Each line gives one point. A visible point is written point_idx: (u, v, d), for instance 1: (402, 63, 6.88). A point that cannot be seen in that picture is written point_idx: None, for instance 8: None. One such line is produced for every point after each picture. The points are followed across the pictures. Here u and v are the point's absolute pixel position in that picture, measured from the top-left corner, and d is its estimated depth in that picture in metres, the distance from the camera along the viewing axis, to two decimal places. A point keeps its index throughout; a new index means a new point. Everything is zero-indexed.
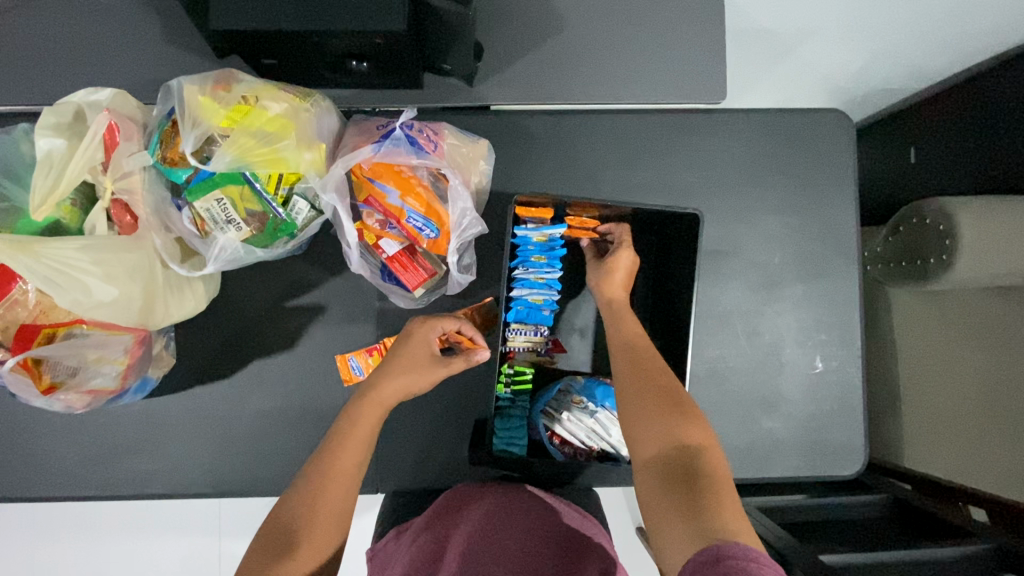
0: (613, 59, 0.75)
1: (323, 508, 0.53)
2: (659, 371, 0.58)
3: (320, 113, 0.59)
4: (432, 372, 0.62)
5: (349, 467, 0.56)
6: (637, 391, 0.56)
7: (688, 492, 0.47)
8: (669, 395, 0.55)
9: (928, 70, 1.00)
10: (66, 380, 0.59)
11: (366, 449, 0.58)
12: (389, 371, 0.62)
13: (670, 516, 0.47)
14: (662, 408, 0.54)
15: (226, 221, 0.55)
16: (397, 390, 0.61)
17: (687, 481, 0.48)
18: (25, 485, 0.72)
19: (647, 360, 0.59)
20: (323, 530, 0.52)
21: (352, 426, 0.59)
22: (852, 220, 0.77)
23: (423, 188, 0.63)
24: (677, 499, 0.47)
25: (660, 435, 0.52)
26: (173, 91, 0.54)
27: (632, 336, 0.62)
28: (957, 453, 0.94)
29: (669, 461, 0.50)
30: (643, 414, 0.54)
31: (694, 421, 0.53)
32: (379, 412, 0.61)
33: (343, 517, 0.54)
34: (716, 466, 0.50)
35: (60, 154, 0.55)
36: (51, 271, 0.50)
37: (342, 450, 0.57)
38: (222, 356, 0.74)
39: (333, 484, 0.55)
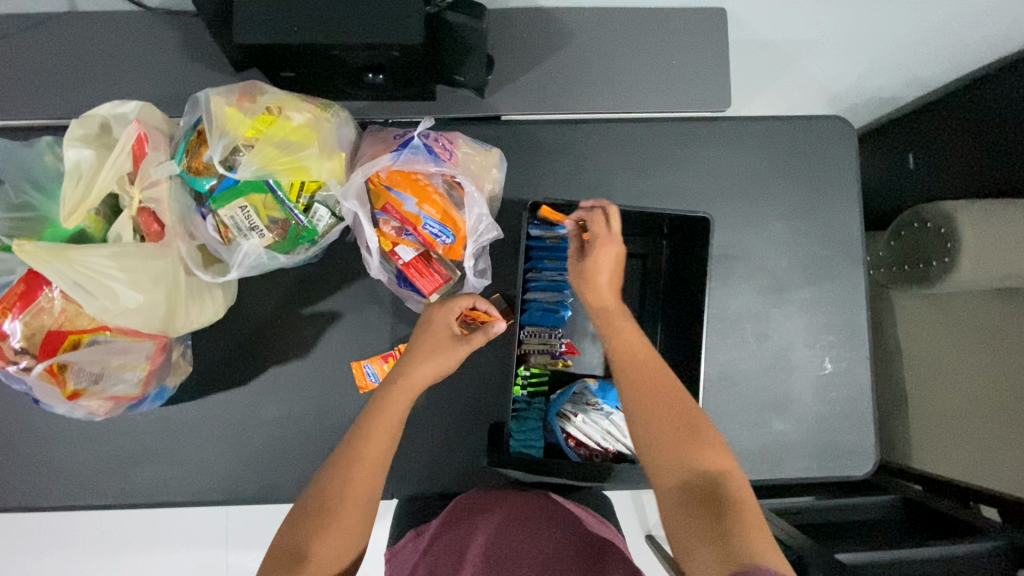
0: (621, 70, 0.77)
1: (348, 501, 0.55)
2: (671, 390, 0.59)
3: (339, 123, 0.61)
4: (457, 353, 0.64)
5: (375, 457, 0.58)
6: (653, 417, 0.57)
7: (716, 517, 0.49)
8: (685, 419, 0.57)
9: (925, 79, 1.03)
10: (89, 387, 0.59)
11: (393, 435, 0.60)
12: (417, 358, 0.64)
13: (702, 543, 0.49)
14: (679, 434, 0.55)
15: (249, 228, 0.57)
16: (426, 377, 0.63)
17: (714, 505, 0.50)
18: (41, 495, 0.72)
19: (658, 377, 0.59)
20: (351, 516, 0.54)
21: (380, 412, 0.60)
22: (856, 224, 0.79)
23: (439, 196, 0.65)
24: (706, 526, 0.49)
25: (679, 460, 0.54)
26: (200, 102, 0.56)
27: (638, 348, 0.62)
28: (966, 455, 0.95)
29: (692, 488, 0.52)
30: (662, 441, 0.55)
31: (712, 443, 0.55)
32: (407, 396, 0.62)
33: (369, 506, 0.56)
34: (737, 485, 0.52)
35: (88, 165, 0.56)
36: (81, 277, 0.51)
37: (369, 438, 0.58)
38: (239, 363, 0.75)
39: (359, 475, 0.56)
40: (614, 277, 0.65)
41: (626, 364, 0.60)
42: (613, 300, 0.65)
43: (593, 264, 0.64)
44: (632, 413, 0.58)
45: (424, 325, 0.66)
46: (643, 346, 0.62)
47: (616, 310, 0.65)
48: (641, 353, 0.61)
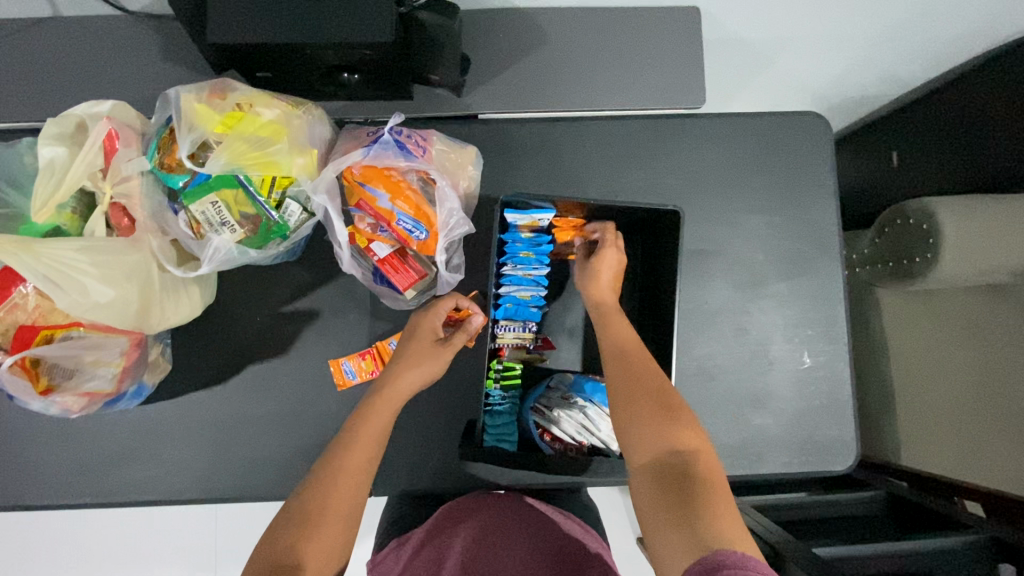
0: (595, 68, 0.78)
1: (331, 511, 0.54)
2: (651, 371, 0.58)
3: (311, 120, 0.62)
4: (443, 358, 0.65)
5: (360, 468, 0.58)
6: (632, 400, 0.56)
7: (683, 500, 0.48)
8: (667, 403, 0.56)
9: (904, 76, 1.04)
10: (61, 383, 0.60)
11: (377, 445, 0.61)
12: (402, 363, 0.64)
13: (668, 524, 0.48)
14: (660, 421, 0.54)
15: (221, 223, 0.57)
16: (410, 382, 0.64)
17: (684, 489, 0.49)
18: (19, 496, 0.72)
19: (638, 361, 0.59)
20: (333, 526, 0.53)
21: (365, 422, 0.61)
22: (833, 218, 0.79)
23: (412, 191, 0.65)
24: (674, 506, 0.48)
25: (654, 439, 0.53)
26: (169, 98, 0.56)
27: (623, 335, 0.62)
28: (953, 454, 0.94)
29: (665, 471, 0.51)
30: (639, 424, 0.55)
31: (688, 424, 0.54)
32: (391, 408, 0.63)
33: (348, 520, 0.55)
34: (711, 472, 0.51)
35: (62, 162, 0.57)
36: (51, 271, 0.52)
37: (353, 450, 0.59)
38: (217, 362, 0.75)
39: (344, 485, 0.56)
40: (616, 277, 0.67)
41: (612, 352, 0.61)
42: (608, 300, 0.66)
43: (597, 264, 0.66)
44: (615, 396, 0.58)
45: (410, 332, 0.66)
46: (631, 338, 0.62)
47: (615, 306, 0.66)
48: (629, 344, 0.61)
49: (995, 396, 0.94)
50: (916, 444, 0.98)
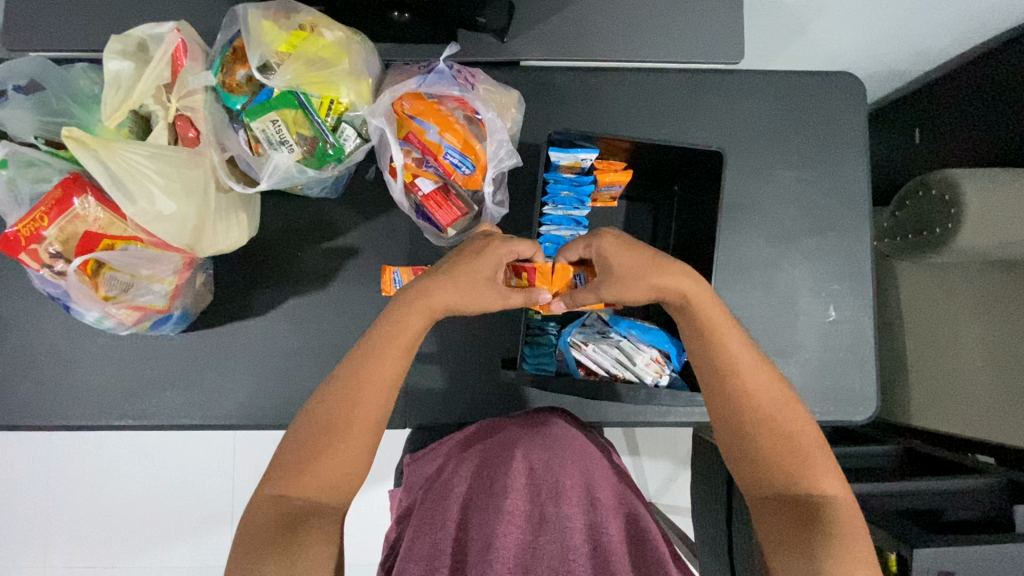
0: (639, 19, 0.79)
1: (327, 462, 0.58)
2: (760, 399, 0.61)
3: (366, 51, 0.64)
4: (484, 297, 0.61)
5: (363, 423, 0.59)
6: (756, 441, 0.61)
7: (810, 540, 0.56)
8: (792, 442, 0.60)
9: (931, 51, 1.05)
10: (119, 295, 0.61)
11: (404, 360, 0.61)
12: (442, 279, 0.61)
13: (792, 553, 0.57)
14: (786, 464, 0.59)
15: (280, 142, 0.59)
16: (443, 303, 0.61)
17: (810, 530, 0.57)
18: (63, 415, 0.74)
19: (750, 383, 0.61)
20: (355, 442, 0.59)
21: (395, 331, 0.60)
22: (864, 177, 0.81)
23: (460, 126, 0.66)
24: (794, 531, 0.57)
25: (771, 475, 0.60)
26: (237, 16, 0.58)
27: (730, 354, 0.62)
28: (967, 418, 0.96)
29: (786, 505, 0.59)
30: (765, 463, 0.60)
31: (810, 464, 0.59)
32: (419, 326, 0.61)
33: (374, 432, 0.60)
34: (841, 510, 0.58)
35: (128, 76, 0.58)
36: (118, 173, 0.53)
37: (382, 364, 0.60)
38: (258, 294, 0.77)
39: (342, 442, 0.58)
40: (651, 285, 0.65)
41: (730, 385, 0.62)
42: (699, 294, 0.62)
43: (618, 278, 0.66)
44: (726, 421, 0.62)
45: (470, 249, 0.62)
46: (750, 360, 0.62)
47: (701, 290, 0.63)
48: (747, 379, 0.61)
49: None
50: (929, 413, 1.01)
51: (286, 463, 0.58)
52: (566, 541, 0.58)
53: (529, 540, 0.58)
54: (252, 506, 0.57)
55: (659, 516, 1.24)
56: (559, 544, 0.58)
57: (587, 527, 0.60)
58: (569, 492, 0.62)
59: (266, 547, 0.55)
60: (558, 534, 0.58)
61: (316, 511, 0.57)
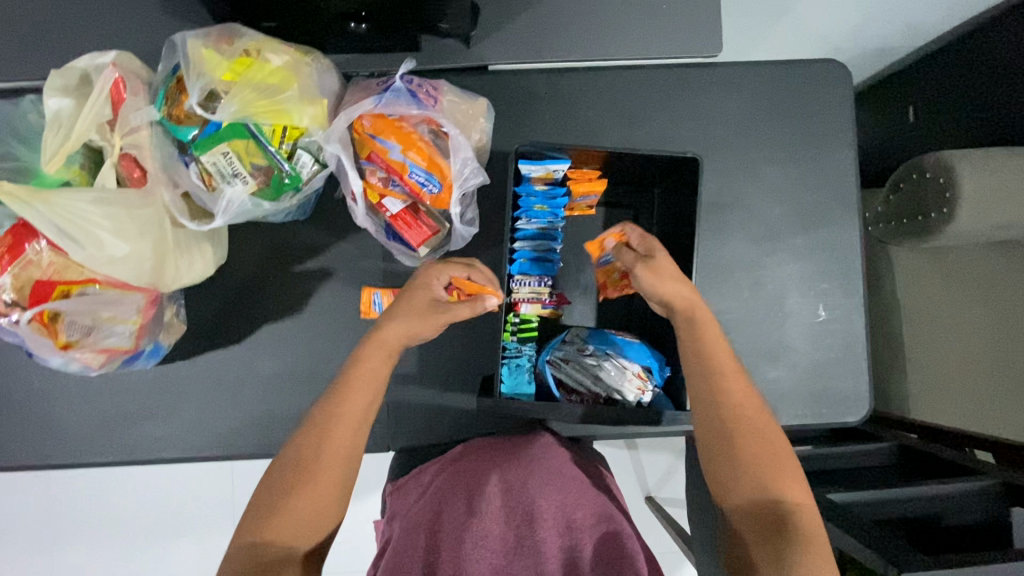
0: (610, 14, 0.75)
1: (296, 503, 0.55)
2: (743, 406, 0.60)
3: (320, 70, 0.61)
4: (434, 318, 0.60)
5: (334, 460, 0.57)
6: (733, 441, 0.58)
7: (782, 549, 0.53)
8: (768, 443, 0.58)
9: (923, 26, 1.00)
10: (81, 339, 0.59)
11: (375, 391, 0.60)
12: (391, 314, 0.61)
13: (765, 562, 0.53)
14: (761, 464, 0.57)
15: (232, 174, 0.56)
16: (394, 336, 0.60)
17: (781, 537, 0.54)
18: (42, 454, 0.74)
19: (732, 389, 0.60)
20: (325, 483, 0.56)
21: (357, 368, 0.59)
22: (852, 169, 0.78)
23: (424, 143, 0.63)
24: (769, 542, 0.54)
25: (752, 480, 0.57)
26: (176, 45, 0.55)
27: (716, 359, 0.61)
28: (962, 409, 0.95)
29: (762, 513, 0.56)
30: (743, 468, 0.58)
31: (788, 470, 0.57)
32: (378, 363, 0.60)
33: (346, 471, 0.57)
34: (808, 518, 0.55)
35: (68, 113, 0.56)
36: (63, 221, 0.51)
37: (348, 396, 0.58)
38: (231, 322, 0.75)
39: (312, 480, 0.55)
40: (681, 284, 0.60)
41: (712, 388, 0.60)
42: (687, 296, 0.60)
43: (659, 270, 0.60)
44: (706, 424, 0.60)
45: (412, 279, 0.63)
46: (731, 365, 0.61)
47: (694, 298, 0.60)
48: (729, 377, 0.60)
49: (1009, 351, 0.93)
50: (926, 402, 0.99)
51: (257, 508, 0.55)
52: (541, 565, 0.56)
53: (502, 565, 0.56)
54: (227, 556, 0.53)
55: (658, 512, 1.24)
56: (534, 569, 0.56)
57: (563, 551, 0.58)
58: (545, 515, 0.60)
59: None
60: (533, 558, 0.57)
61: (290, 559, 0.54)
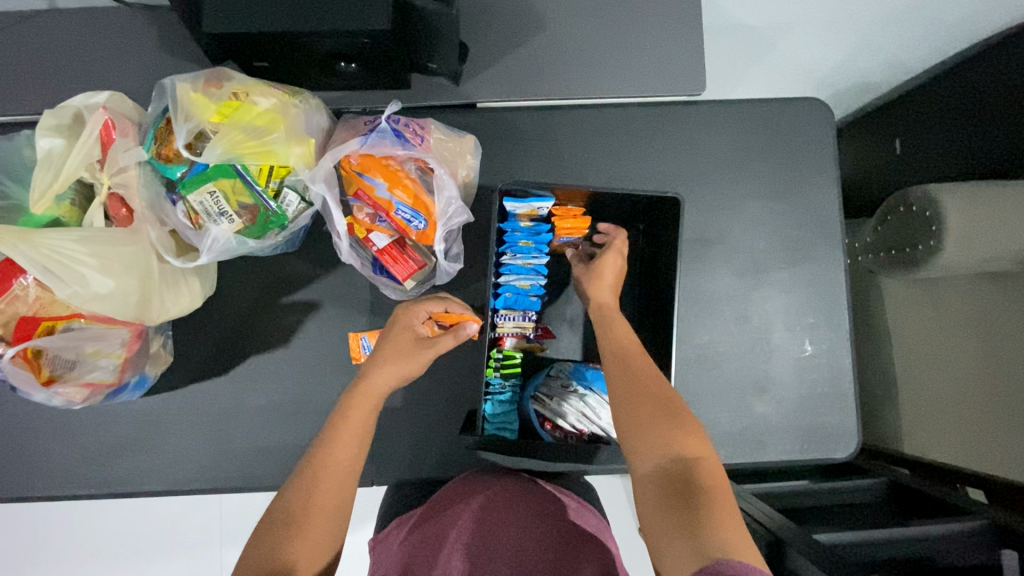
0: (594, 55, 0.77)
1: (290, 553, 0.50)
2: (649, 375, 0.57)
3: (309, 110, 0.62)
4: (420, 356, 0.62)
5: (327, 502, 0.53)
6: (634, 406, 0.55)
7: (686, 512, 0.46)
8: (668, 403, 0.55)
9: (907, 61, 1.02)
10: (64, 373, 0.60)
11: (364, 435, 0.59)
12: (376, 362, 0.62)
13: (670, 530, 0.46)
14: (661, 422, 0.53)
15: (219, 213, 0.57)
16: (385, 382, 0.61)
17: (685, 501, 0.47)
18: (24, 486, 0.73)
19: (636, 360, 0.59)
20: (321, 523, 0.52)
21: (345, 415, 0.58)
22: (835, 203, 0.79)
23: (410, 180, 0.65)
24: (673, 508, 0.47)
25: (657, 444, 0.51)
26: (167, 88, 0.57)
27: (623, 337, 0.62)
28: (959, 441, 0.94)
29: (666, 475, 0.49)
30: (640, 431, 0.53)
31: (691, 430, 0.52)
32: (368, 409, 0.59)
33: (339, 515, 0.54)
34: (715, 478, 0.49)
35: (59, 153, 0.57)
36: (48, 260, 0.52)
37: (338, 439, 0.57)
38: (218, 354, 0.75)
39: (303, 526, 0.51)
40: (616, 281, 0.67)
41: (614, 356, 0.60)
42: (609, 300, 0.66)
43: (600, 264, 0.67)
44: (614, 393, 0.57)
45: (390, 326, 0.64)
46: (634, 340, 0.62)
47: (615, 307, 0.66)
48: (626, 343, 0.61)
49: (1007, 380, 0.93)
50: (918, 433, 0.98)
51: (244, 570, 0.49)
52: None
53: None
54: None
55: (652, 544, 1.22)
56: None
57: None
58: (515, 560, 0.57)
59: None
60: None
61: None
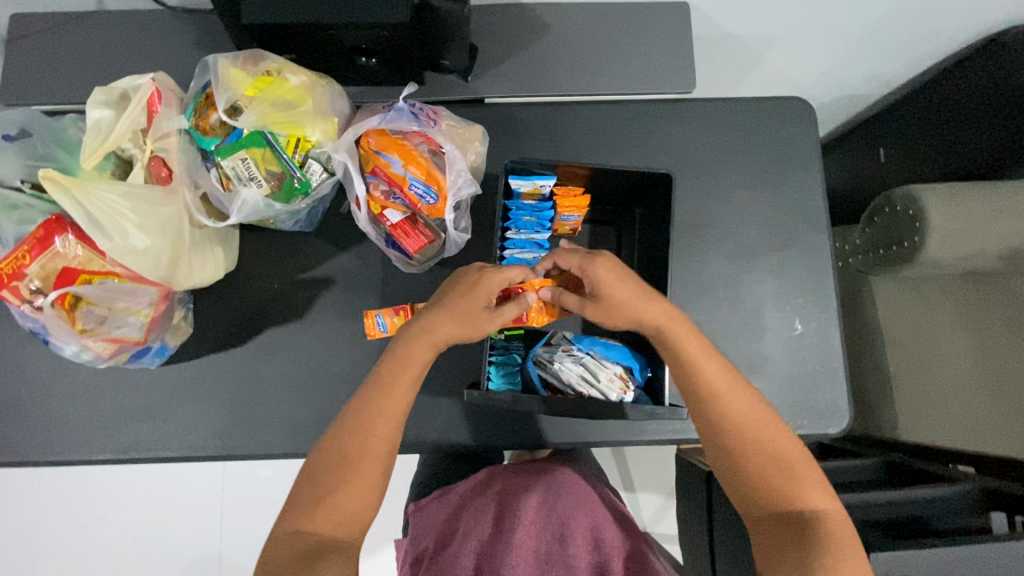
0: (592, 56, 0.84)
1: (340, 497, 0.60)
2: (756, 420, 0.63)
3: (333, 93, 0.69)
4: (485, 321, 0.66)
5: (375, 452, 0.62)
6: (744, 454, 0.62)
7: (805, 550, 0.56)
8: (777, 452, 0.62)
9: (885, 75, 1.10)
10: (94, 328, 0.64)
11: (410, 392, 0.64)
12: (444, 313, 0.65)
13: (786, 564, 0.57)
14: (773, 471, 0.61)
15: (249, 177, 0.63)
16: (449, 337, 0.65)
17: (802, 541, 0.57)
18: (41, 450, 0.76)
19: (738, 407, 0.63)
20: (370, 470, 0.61)
21: (403, 366, 0.64)
22: (819, 193, 0.84)
23: (423, 158, 0.70)
24: (787, 543, 0.58)
25: (770, 493, 0.60)
26: (209, 64, 0.63)
27: (716, 381, 0.63)
28: (955, 429, 0.97)
29: (782, 519, 0.59)
30: (758, 477, 0.61)
31: (804, 476, 0.60)
32: (425, 357, 0.65)
33: (382, 464, 0.62)
34: (833, 520, 0.59)
35: (108, 123, 0.62)
36: (95, 210, 0.57)
37: (388, 397, 0.63)
38: (235, 327, 0.79)
39: (353, 474, 0.61)
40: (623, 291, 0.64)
41: (715, 405, 0.63)
42: (663, 319, 0.64)
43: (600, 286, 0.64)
44: (719, 439, 0.63)
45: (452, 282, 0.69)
46: (733, 386, 0.64)
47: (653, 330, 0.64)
48: (723, 387, 0.63)
49: (997, 360, 0.98)
50: (917, 426, 0.99)
51: (303, 499, 0.60)
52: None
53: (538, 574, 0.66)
54: (271, 541, 0.59)
55: None
56: None
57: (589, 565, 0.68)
58: (575, 533, 0.70)
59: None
60: (565, 566, 0.67)
61: (336, 545, 0.58)
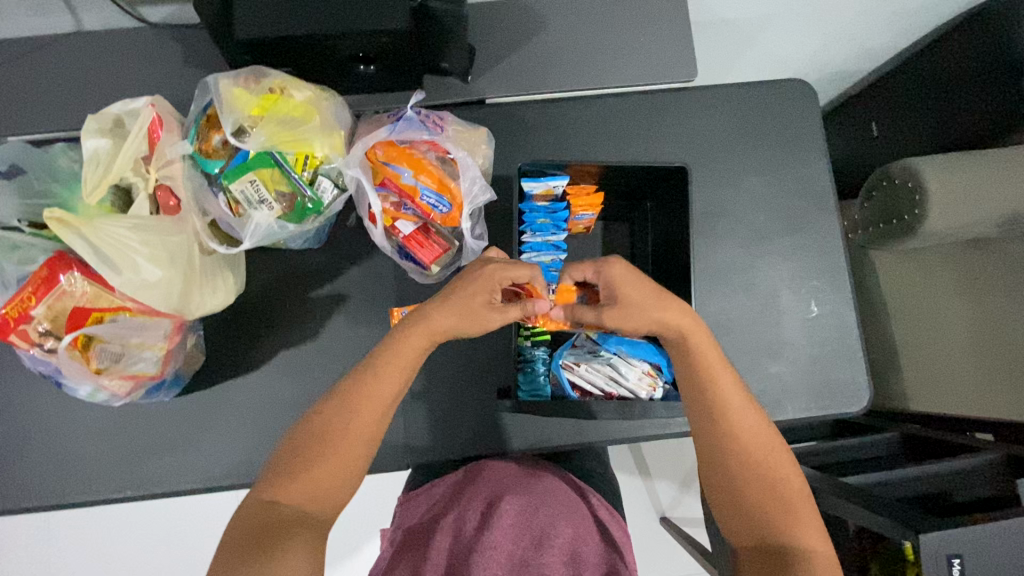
0: (592, 49, 0.83)
1: (317, 472, 0.59)
2: (761, 449, 0.62)
3: (336, 106, 0.67)
4: (484, 317, 0.63)
5: (356, 435, 0.60)
6: (740, 482, 0.62)
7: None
8: (776, 483, 0.61)
9: (875, 49, 1.10)
10: (110, 365, 0.62)
11: (403, 378, 0.63)
12: (442, 304, 0.62)
13: None
14: (770, 500, 0.61)
15: (259, 201, 0.61)
16: (446, 328, 0.63)
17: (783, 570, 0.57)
18: (58, 493, 0.73)
19: (745, 434, 0.62)
20: (348, 449, 0.60)
21: (396, 349, 0.62)
22: (825, 174, 0.84)
23: (433, 167, 0.68)
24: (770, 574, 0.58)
25: (761, 521, 0.61)
26: (210, 85, 0.61)
27: (727, 404, 0.63)
28: (959, 397, 0.98)
29: (770, 551, 0.59)
30: (752, 505, 0.61)
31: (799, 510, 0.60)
32: (420, 348, 0.63)
33: (366, 449, 0.61)
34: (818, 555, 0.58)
35: (106, 152, 0.59)
36: (105, 246, 0.55)
37: (378, 380, 0.61)
38: (249, 351, 0.77)
39: (331, 453, 0.59)
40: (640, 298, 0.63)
41: (722, 429, 0.63)
42: (687, 327, 0.63)
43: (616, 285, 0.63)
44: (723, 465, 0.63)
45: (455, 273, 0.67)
46: (744, 411, 0.63)
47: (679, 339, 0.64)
48: (732, 415, 0.62)
49: (992, 328, 1.01)
50: (923, 396, 1.00)
51: (275, 470, 0.59)
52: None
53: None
54: (242, 510, 0.57)
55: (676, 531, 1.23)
56: None
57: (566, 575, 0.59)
58: (558, 539, 0.62)
59: (246, 552, 0.53)
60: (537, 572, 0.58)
61: (302, 521, 0.57)
